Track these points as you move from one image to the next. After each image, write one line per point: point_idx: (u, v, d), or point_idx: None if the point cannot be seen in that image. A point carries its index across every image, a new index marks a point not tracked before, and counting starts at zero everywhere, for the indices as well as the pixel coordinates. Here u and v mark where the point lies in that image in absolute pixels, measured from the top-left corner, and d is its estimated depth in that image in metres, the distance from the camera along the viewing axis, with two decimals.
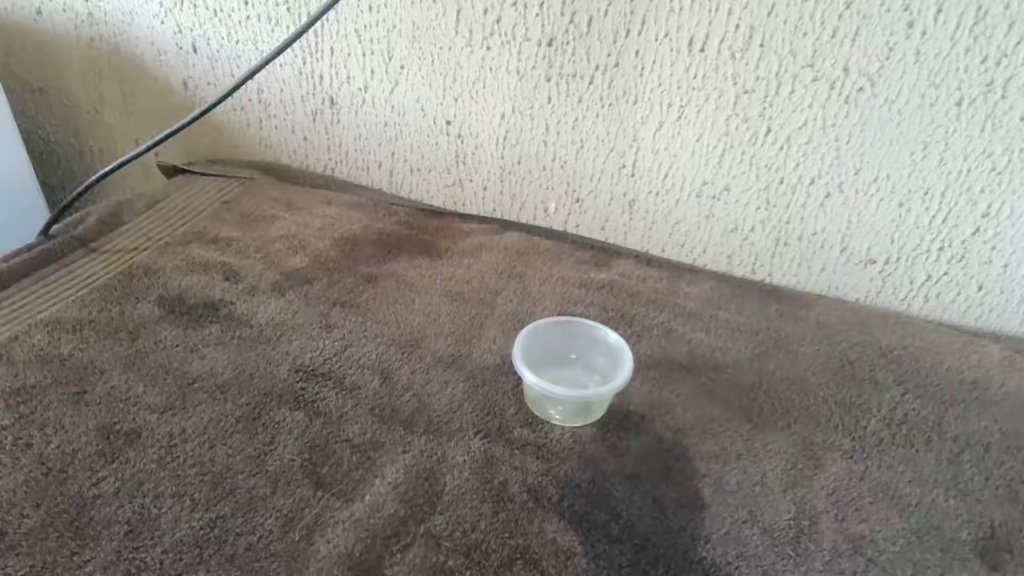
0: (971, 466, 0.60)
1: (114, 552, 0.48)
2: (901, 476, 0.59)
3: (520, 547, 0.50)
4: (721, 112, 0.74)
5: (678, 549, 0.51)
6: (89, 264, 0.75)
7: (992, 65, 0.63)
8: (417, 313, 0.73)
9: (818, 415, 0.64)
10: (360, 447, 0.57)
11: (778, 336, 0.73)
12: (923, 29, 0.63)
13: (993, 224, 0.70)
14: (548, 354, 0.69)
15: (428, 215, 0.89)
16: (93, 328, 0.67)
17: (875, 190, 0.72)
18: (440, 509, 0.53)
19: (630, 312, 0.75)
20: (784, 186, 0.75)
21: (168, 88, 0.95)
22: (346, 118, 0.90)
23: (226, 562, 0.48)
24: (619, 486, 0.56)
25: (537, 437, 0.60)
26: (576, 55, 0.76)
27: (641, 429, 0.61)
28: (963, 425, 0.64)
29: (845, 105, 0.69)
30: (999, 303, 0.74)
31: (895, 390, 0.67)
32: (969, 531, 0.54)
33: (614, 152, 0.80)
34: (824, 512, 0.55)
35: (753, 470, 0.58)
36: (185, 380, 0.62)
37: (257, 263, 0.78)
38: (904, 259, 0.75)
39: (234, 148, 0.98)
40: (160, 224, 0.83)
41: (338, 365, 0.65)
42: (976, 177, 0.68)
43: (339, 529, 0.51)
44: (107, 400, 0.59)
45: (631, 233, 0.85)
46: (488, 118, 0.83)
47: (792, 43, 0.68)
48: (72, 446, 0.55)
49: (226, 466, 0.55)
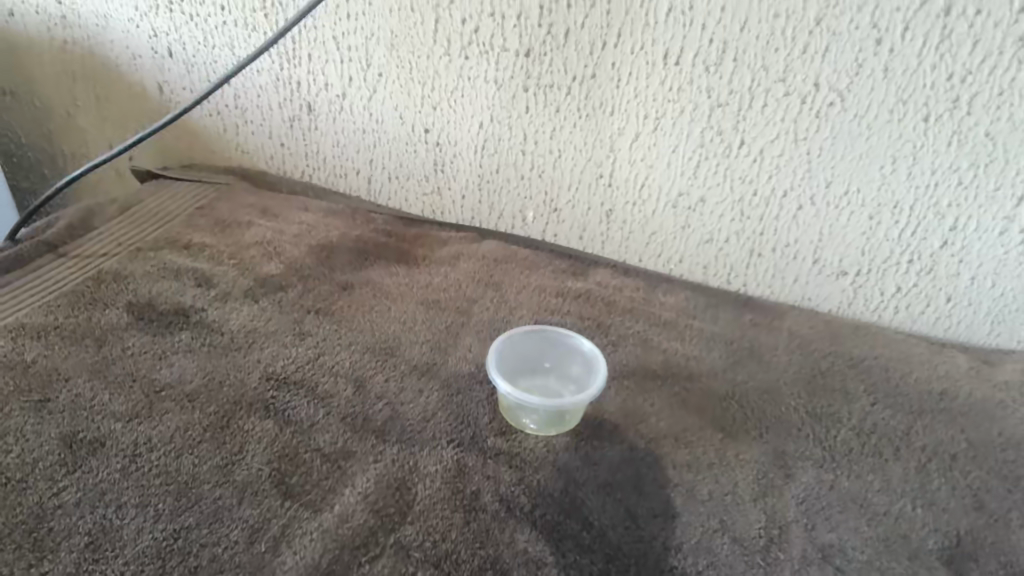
0: (938, 475, 0.61)
1: (73, 564, 0.47)
2: (870, 485, 0.59)
3: (491, 558, 0.50)
4: (695, 124, 0.74)
5: (649, 558, 0.51)
6: (56, 269, 0.74)
7: (957, 82, 0.64)
8: (393, 321, 0.72)
9: (789, 424, 0.65)
10: (331, 457, 0.57)
11: (751, 345, 0.73)
12: (891, 46, 0.65)
13: (960, 237, 0.71)
14: (523, 364, 0.69)
15: (406, 223, 0.89)
16: (59, 335, 0.65)
17: (846, 203, 0.74)
18: (410, 519, 0.52)
19: (606, 322, 0.75)
20: (758, 198, 0.76)
21: (143, 92, 0.94)
22: (324, 125, 0.90)
23: (189, 574, 0.47)
24: (592, 495, 0.56)
25: (511, 446, 0.59)
26: (553, 66, 0.76)
27: (615, 438, 0.61)
28: (932, 434, 0.65)
29: (816, 120, 0.70)
30: (967, 314, 0.75)
31: (865, 399, 0.68)
32: (936, 540, 0.55)
33: (592, 163, 0.81)
34: (794, 522, 0.55)
35: (724, 479, 0.58)
36: (153, 388, 0.61)
37: (230, 269, 0.77)
38: (875, 270, 0.76)
39: (210, 154, 0.97)
40: (132, 229, 0.81)
41: (310, 373, 0.65)
42: (944, 191, 0.70)
43: (307, 540, 0.50)
44: (71, 408, 0.58)
45: (609, 242, 0.86)
46: (466, 127, 0.84)
47: (764, 58, 0.69)
48: (34, 455, 0.54)
49: (192, 475, 0.54)
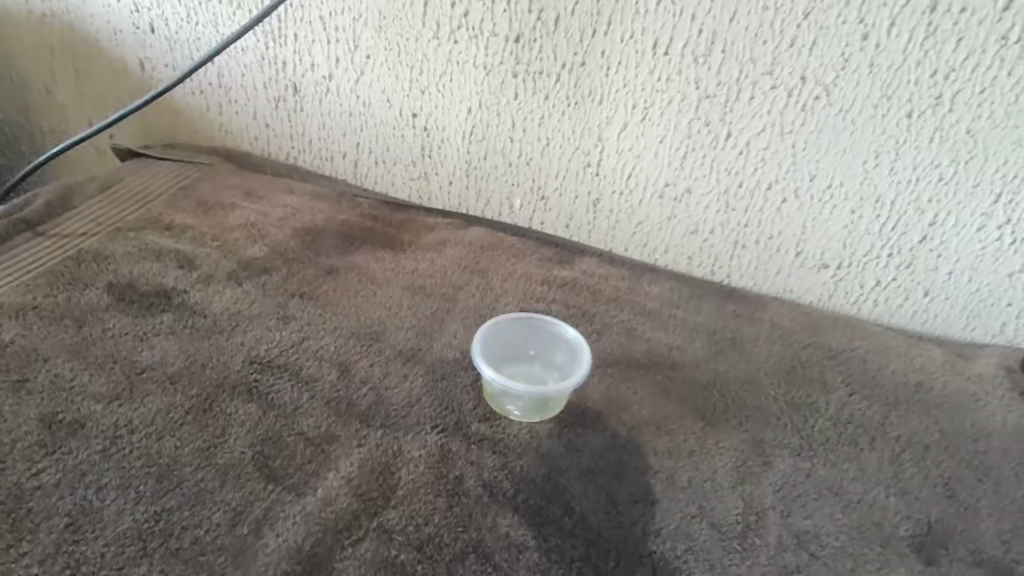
0: (911, 464, 0.62)
1: (53, 545, 0.47)
2: (845, 473, 0.60)
3: (473, 542, 0.51)
4: (683, 114, 0.75)
5: (629, 543, 0.52)
6: (34, 248, 0.72)
7: (941, 79, 0.65)
8: (378, 306, 0.72)
9: (769, 413, 0.66)
10: (314, 441, 0.57)
11: (733, 336, 0.74)
12: (877, 41, 0.65)
13: (939, 232, 0.73)
14: (508, 351, 0.69)
15: (392, 208, 0.88)
16: (37, 315, 0.64)
17: (830, 197, 0.74)
18: (393, 503, 0.52)
19: (591, 310, 0.75)
20: (743, 190, 0.77)
21: (124, 68, 0.92)
22: (310, 107, 0.89)
23: (170, 556, 0.47)
24: (573, 481, 0.56)
25: (495, 432, 0.60)
26: (543, 53, 0.76)
27: (597, 425, 0.62)
28: (906, 425, 0.66)
29: (802, 113, 0.71)
30: (944, 308, 0.77)
31: (842, 390, 0.69)
32: (908, 527, 0.56)
33: (579, 151, 0.81)
34: (771, 508, 0.56)
35: (704, 466, 0.59)
36: (134, 369, 0.60)
37: (213, 251, 0.76)
38: (856, 264, 0.77)
39: (193, 133, 0.96)
40: (113, 209, 0.80)
41: (294, 357, 0.64)
42: (925, 187, 0.71)
43: (290, 523, 0.50)
44: (50, 389, 0.57)
45: (595, 231, 0.86)
46: (455, 112, 0.83)
47: (752, 50, 0.69)
48: (12, 435, 0.53)
49: (174, 458, 0.53)
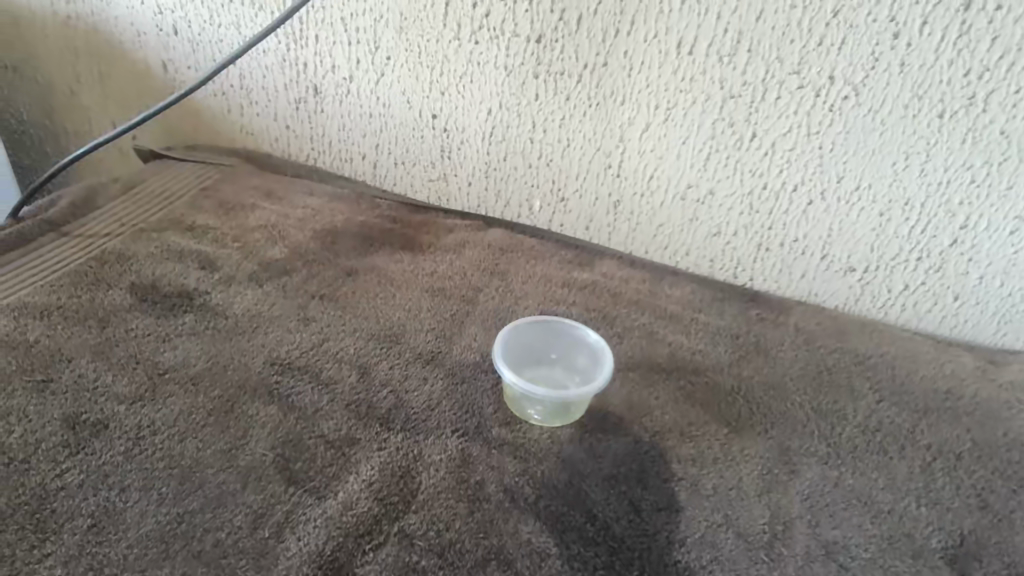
0: (943, 474, 0.61)
1: (76, 546, 0.47)
2: (874, 483, 0.59)
3: (495, 548, 0.50)
4: (707, 114, 0.73)
5: (653, 551, 0.51)
6: (58, 249, 0.73)
7: (974, 79, 0.63)
8: (397, 308, 0.72)
9: (794, 420, 0.64)
10: (335, 443, 0.56)
11: (757, 341, 0.73)
12: (908, 40, 0.64)
13: (970, 235, 0.71)
14: (529, 355, 0.69)
15: (411, 209, 0.88)
16: (61, 315, 0.65)
17: (857, 199, 0.73)
18: (414, 508, 0.52)
19: (611, 313, 0.75)
20: (768, 192, 0.76)
21: (147, 70, 0.93)
22: (330, 108, 0.89)
23: (192, 559, 0.47)
24: (595, 487, 0.55)
25: (515, 436, 0.59)
26: (564, 53, 0.75)
27: (620, 431, 0.61)
28: (937, 433, 0.64)
29: (830, 114, 0.69)
30: (974, 313, 0.75)
31: (870, 397, 0.68)
32: (940, 539, 0.55)
33: (600, 152, 0.80)
34: (798, 518, 0.55)
35: (729, 474, 0.58)
36: (156, 370, 0.61)
37: (234, 252, 0.76)
38: (883, 267, 0.76)
39: (214, 135, 0.96)
40: (136, 210, 0.81)
41: (314, 359, 0.64)
42: (956, 189, 0.69)
43: (311, 527, 0.50)
44: (74, 389, 0.58)
45: (615, 233, 0.85)
46: (475, 113, 0.83)
47: (779, 49, 0.68)
48: (36, 436, 0.53)
49: (196, 459, 0.53)
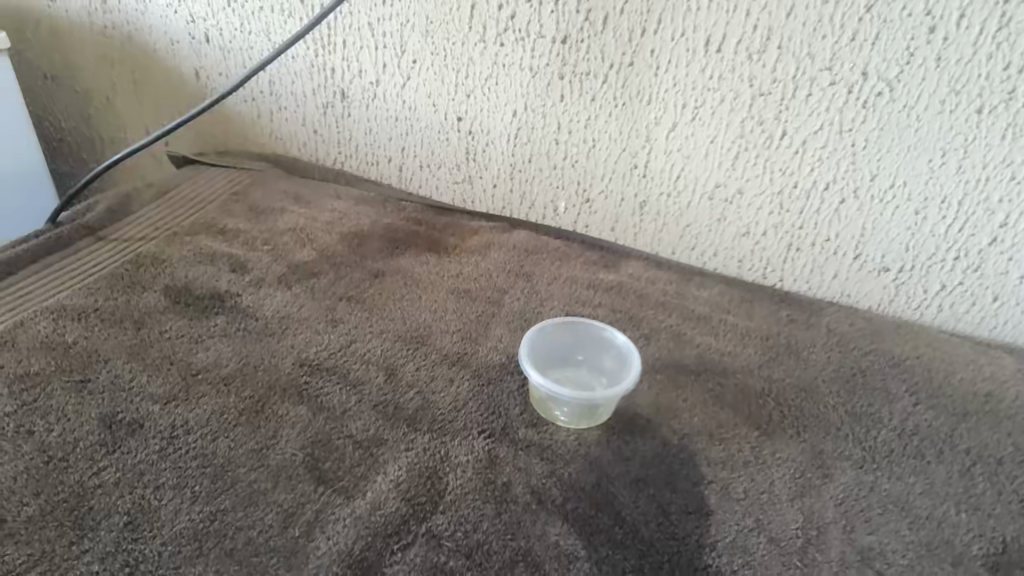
0: (983, 479, 0.59)
1: (113, 543, 0.48)
2: (911, 488, 0.57)
3: (523, 550, 0.50)
4: (736, 114, 0.73)
5: (682, 556, 0.50)
6: (96, 253, 0.75)
7: (1015, 73, 0.62)
8: (423, 310, 0.72)
9: (828, 423, 0.63)
10: (363, 444, 0.57)
11: (788, 342, 0.72)
12: (945, 34, 0.62)
13: (1011, 234, 0.69)
14: (555, 356, 0.68)
15: (436, 212, 0.89)
16: (98, 317, 0.66)
17: (891, 196, 0.71)
18: (442, 509, 0.52)
19: (638, 314, 0.74)
20: (798, 191, 0.74)
21: (180, 78, 0.95)
22: (357, 112, 0.90)
23: (225, 556, 0.48)
24: (624, 490, 0.55)
25: (541, 438, 0.59)
26: (590, 53, 0.75)
27: (647, 433, 0.61)
28: (976, 437, 0.62)
29: (863, 110, 0.68)
30: (1015, 315, 0.73)
31: (906, 400, 0.66)
32: (981, 546, 0.53)
33: (626, 153, 0.79)
34: (832, 523, 0.54)
35: (760, 478, 0.57)
36: (189, 370, 0.62)
37: (264, 255, 0.77)
38: (919, 267, 0.74)
39: (245, 140, 0.98)
40: (169, 214, 0.82)
41: (343, 360, 0.65)
42: (995, 186, 0.67)
43: (340, 526, 0.50)
44: (111, 389, 0.59)
45: (641, 234, 0.85)
46: (500, 115, 0.83)
47: (810, 45, 0.66)
48: (74, 435, 0.55)
49: (228, 458, 0.54)
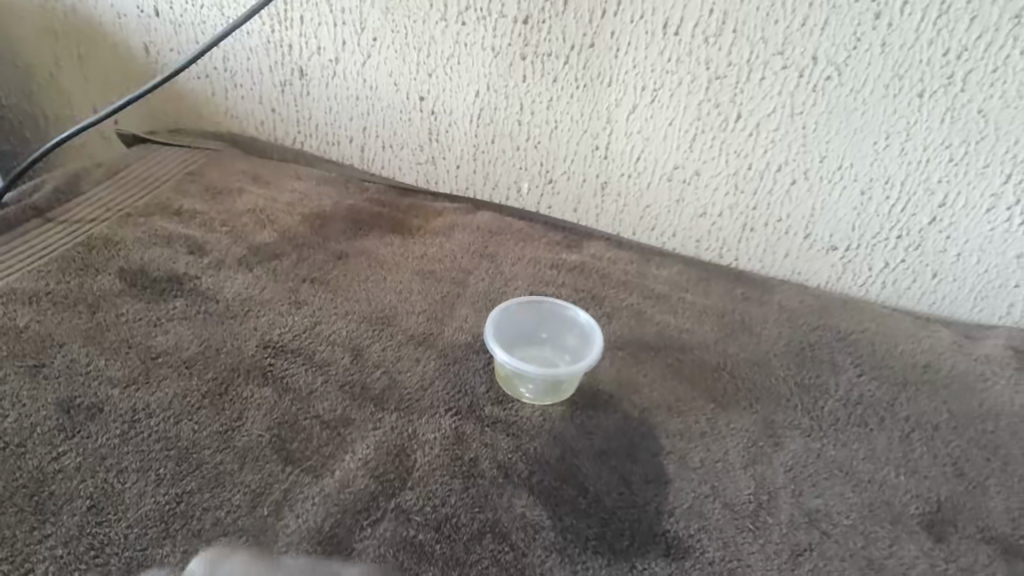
0: (921, 444, 0.63)
1: (77, 527, 0.47)
2: (855, 453, 0.61)
3: (490, 522, 0.51)
4: (693, 96, 0.74)
5: (643, 522, 0.53)
6: (45, 234, 0.72)
7: (953, 58, 0.65)
8: (388, 291, 0.72)
9: (779, 394, 0.66)
10: (330, 424, 0.57)
11: (742, 319, 0.75)
12: (889, 20, 0.65)
13: (948, 214, 0.73)
14: (519, 335, 0.70)
15: (398, 193, 0.88)
16: (50, 300, 0.64)
17: (839, 177, 0.74)
18: (410, 485, 0.53)
19: (599, 293, 0.76)
20: (752, 172, 0.77)
21: (129, 53, 0.92)
22: (316, 91, 0.88)
23: (192, 537, 0.48)
24: (587, 462, 0.57)
25: (507, 414, 0.60)
26: (552, 34, 0.75)
27: (610, 407, 0.63)
28: (915, 405, 0.67)
29: (813, 94, 0.70)
30: (952, 291, 0.77)
31: (851, 371, 0.70)
32: (917, 505, 0.57)
33: (588, 134, 0.81)
34: (782, 488, 0.57)
35: (716, 447, 0.60)
36: (149, 354, 0.61)
37: (223, 237, 0.76)
38: (864, 246, 0.78)
39: (199, 119, 0.95)
40: (122, 195, 0.80)
41: (307, 341, 0.65)
42: (934, 168, 0.71)
43: (309, 504, 0.51)
44: (67, 373, 0.58)
45: (603, 215, 0.86)
46: (462, 95, 0.83)
47: (764, 30, 0.69)
48: (31, 420, 0.54)
49: (192, 441, 0.54)
